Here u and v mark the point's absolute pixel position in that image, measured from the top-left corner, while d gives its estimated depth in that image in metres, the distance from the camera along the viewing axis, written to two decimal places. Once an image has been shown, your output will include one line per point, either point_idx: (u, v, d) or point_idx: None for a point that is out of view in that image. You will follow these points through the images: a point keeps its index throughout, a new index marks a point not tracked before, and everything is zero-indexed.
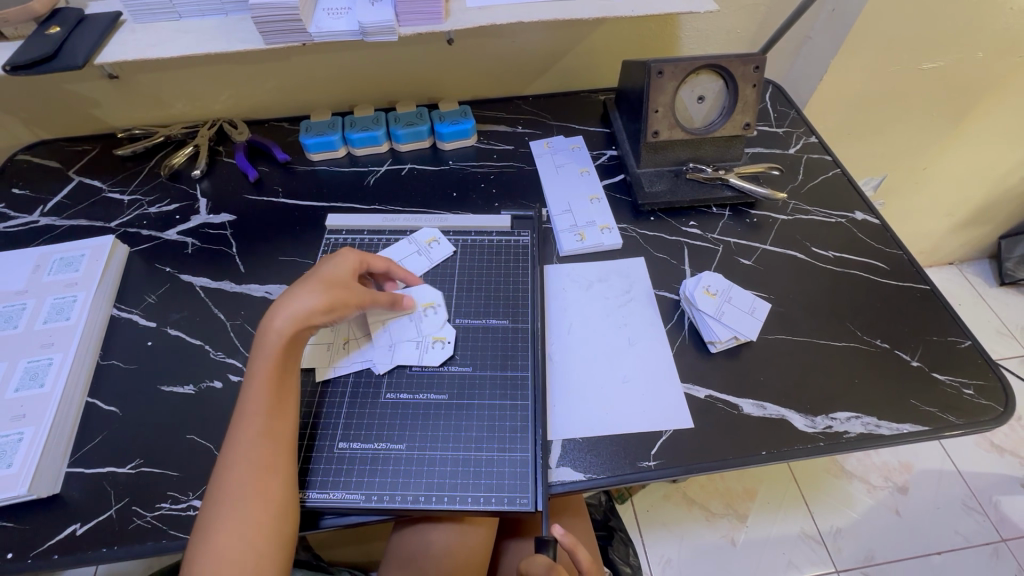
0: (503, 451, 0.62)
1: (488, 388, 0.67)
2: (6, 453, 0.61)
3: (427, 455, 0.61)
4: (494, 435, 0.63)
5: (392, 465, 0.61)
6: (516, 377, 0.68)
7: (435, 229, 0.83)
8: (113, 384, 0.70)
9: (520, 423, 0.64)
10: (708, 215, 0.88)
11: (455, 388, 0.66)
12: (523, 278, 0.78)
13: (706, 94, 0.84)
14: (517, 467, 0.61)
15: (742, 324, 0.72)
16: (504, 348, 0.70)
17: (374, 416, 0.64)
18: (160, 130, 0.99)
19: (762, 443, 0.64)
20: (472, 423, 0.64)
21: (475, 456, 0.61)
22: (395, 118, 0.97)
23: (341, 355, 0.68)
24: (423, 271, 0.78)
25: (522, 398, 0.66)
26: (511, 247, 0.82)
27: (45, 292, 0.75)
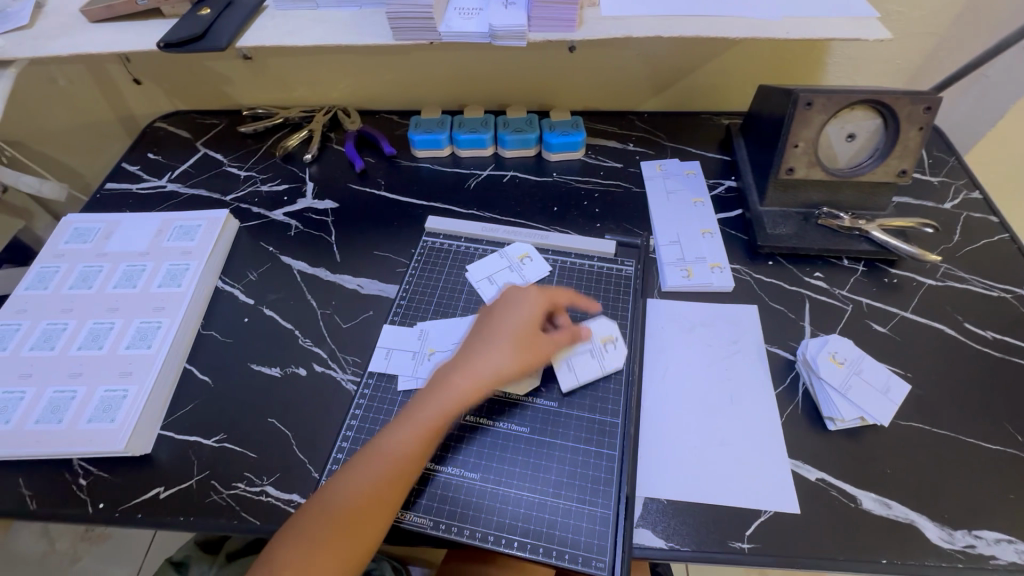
0: (584, 504, 0.57)
1: (574, 429, 0.62)
2: (112, 407, 0.65)
3: (502, 491, 0.58)
4: (574, 483, 0.58)
5: (463, 493, 0.58)
6: (604, 422, 0.62)
7: (530, 245, 0.80)
8: (210, 354, 0.73)
9: (605, 476, 0.59)
10: (837, 268, 0.77)
11: (539, 422, 0.63)
12: (620, 311, 0.72)
13: (858, 133, 0.74)
14: (595, 524, 0.56)
15: (872, 404, 0.63)
16: (593, 386, 0.65)
17: (449, 435, 0.62)
18: (281, 112, 1.04)
19: (882, 549, 0.55)
20: (553, 465, 0.60)
21: (552, 504, 0.57)
22: (504, 123, 0.95)
23: (425, 365, 0.68)
24: (516, 289, 0.75)
25: (609, 447, 0.61)
26: (610, 275, 0.77)
27: (163, 257, 0.80)
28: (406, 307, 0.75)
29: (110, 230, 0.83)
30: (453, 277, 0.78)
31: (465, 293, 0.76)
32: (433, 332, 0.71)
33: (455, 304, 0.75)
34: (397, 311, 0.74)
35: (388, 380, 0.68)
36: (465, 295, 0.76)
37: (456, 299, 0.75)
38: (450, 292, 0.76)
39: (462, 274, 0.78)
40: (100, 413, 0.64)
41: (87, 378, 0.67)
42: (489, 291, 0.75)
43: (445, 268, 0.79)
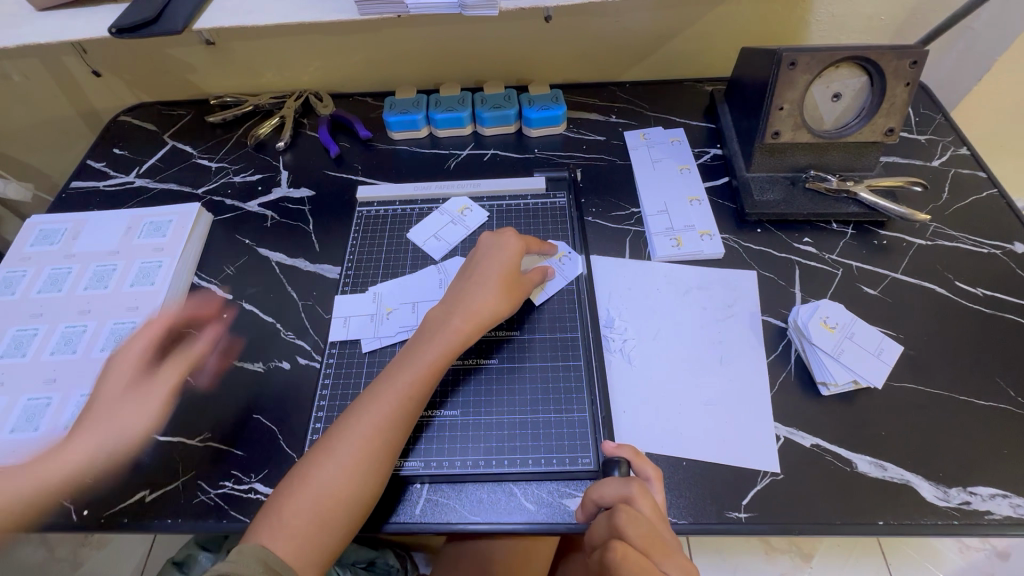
0: (560, 411, 0.62)
1: (540, 350, 0.67)
2: (89, 412, 0.62)
3: (483, 420, 0.62)
4: (549, 396, 0.63)
5: (448, 430, 0.61)
6: (566, 338, 0.68)
7: (466, 197, 0.81)
8: (189, 352, 0.71)
9: (575, 383, 0.64)
10: (826, 231, 0.76)
11: (505, 352, 0.67)
12: (565, 258, 0.74)
13: (844, 92, 0.72)
14: (576, 427, 0.61)
15: (866, 367, 0.62)
16: (555, 311, 0.70)
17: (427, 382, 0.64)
18: (250, 99, 1.00)
19: (878, 510, 0.55)
20: (526, 387, 0.64)
21: (533, 419, 0.62)
22: (482, 99, 0.92)
23: (385, 324, 0.70)
24: (460, 239, 0.77)
25: (574, 360, 0.66)
26: (548, 209, 0.80)
27: (134, 255, 0.76)
28: (356, 275, 0.75)
29: (77, 230, 0.80)
30: (398, 239, 0.79)
31: (411, 251, 0.77)
32: (387, 292, 0.73)
33: (403, 263, 0.76)
34: (346, 282, 0.75)
35: (350, 347, 0.69)
36: (413, 253, 0.77)
37: (405, 255, 0.77)
38: (397, 253, 0.77)
39: (405, 236, 0.79)
40: None
41: (62, 384, 0.65)
42: (436, 247, 0.77)
43: (386, 235, 0.79)
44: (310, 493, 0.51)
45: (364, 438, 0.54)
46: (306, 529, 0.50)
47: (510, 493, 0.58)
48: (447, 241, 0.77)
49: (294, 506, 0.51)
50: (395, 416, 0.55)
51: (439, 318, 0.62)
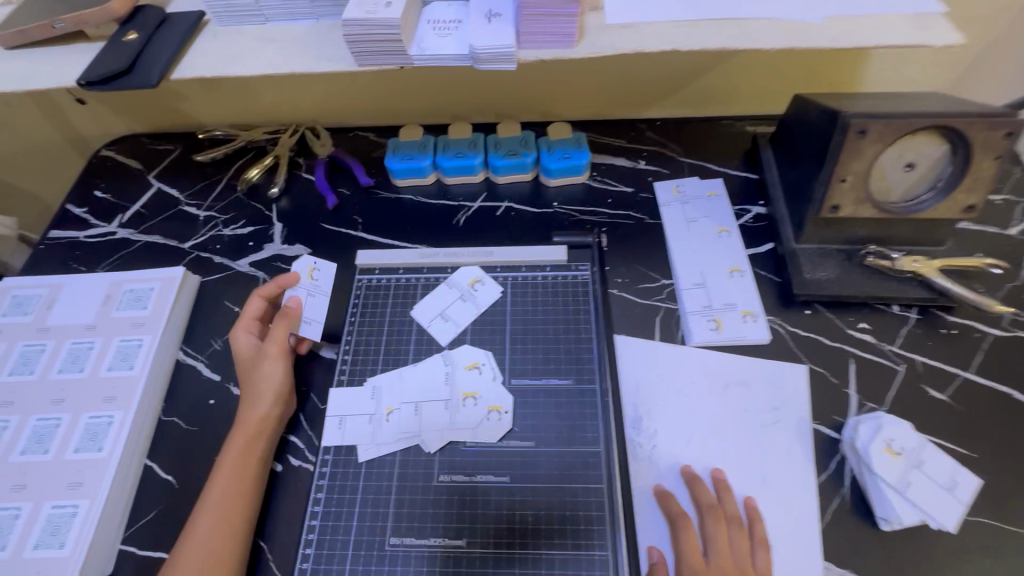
0: (579, 550, 0.51)
1: (556, 466, 0.55)
2: (60, 528, 0.57)
3: (491, 553, 0.51)
4: (566, 528, 0.52)
5: (451, 563, 0.51)
6: (586, 454, 0.56)
7: (477, 266, 0.69)
8: (172, 447, 0.64)
9: (596, 513, 0.53)
10: (885, 316, 0.67)
11: (517, 468, 0.55)
12: (584, 351, 0.62)
13: (919, 162, 0.62)
14: (596, 570, 0.51)
15: (935, 501, 0.54)
16: (571, 416, 0.58)
17: (425, 505, 0.54)
18: (242, 135, 0.91)
19: None
20: (539, 513, 0.53)
21: (545, 556, 0.51)
22: (496, 143, 0.82)
23: (384, 428, 0.58)
24: (470, 322, 0.64)
25: (595, 479, 0.55)
26: (567, 284, 0.67)
27: (112, 332, 0.69)
28: (353, 360, 0.63)
29: (52, 297, 0.73)
30: (399, 316, 0.66)
31: (414, 334, 0.65)
32: (388, 386, 0.60)
33: (406, 348, 0.63)
34: (342, 369, 0.63)
35: (348, 453, 0.58)
36: (416, 337, 0.64)
37: (405, 339, 0.64)
38: (398, 334, 0.65)
39: (408, 313, 0.66)
40: (48, 537, 0.56)
41: (32, 491, 0.59)
42: (443, 330, 0.64)
43: (387, 310, 0.67)
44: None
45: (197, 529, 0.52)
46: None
47: None
48: (456, 322, 0.64)
49: None
50: (219, 500, 0.53)
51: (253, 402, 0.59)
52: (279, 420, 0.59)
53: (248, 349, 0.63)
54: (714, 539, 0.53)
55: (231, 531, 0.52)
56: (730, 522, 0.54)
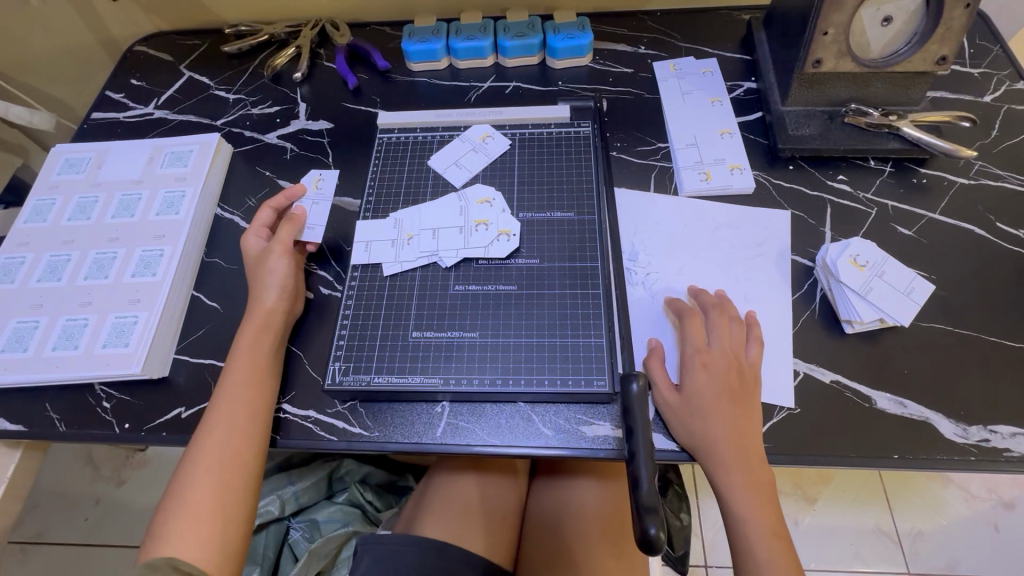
0: (577, 336, 0.59)
1: (559, 277, 0.62)
2: (124, 332, 0.65)
3: (500, 341, 0.59)
4: (567, 322, 0.60)
5: (466, 349, 0.59)
6: (585, 267, 0.63)
7: (488, 124, 0.75)
8: (216, 280, 0.72)
9: (594, 311, 0.60)
10: (863, 169, 0.73)
11: (524, 279, 0.63)
12: (585, 191, 0.69)
13: (896, 15, 0.66)
14: (591, 351, 0.58)
15: (894, 305, 0.60)
16: (572, 239, 0.65)
17: (443, 306, 0.62)
18: (265, 27, 0.97)
19: (894, 445, 0.56)
20: (543, 312, 0.61)
21: (550, 343, 0.59)
22: (505, 27, 0.87)
23: (405, 250, 0.65)
24: (482, 168, 0.71)
25: (594, 286, 0.62)
26: (571, 138, 0.74)
27: (157, 185, 0.77)
28: (376, 200, 0.70)
29: (100, 159, 0.80)
30: (417, 167, 0.73)
31: (431, 179, 0.71)
32: (408, 218, 0.67)
33: (424, 190, 0.70)
34: (367, 207, 0.70)
35: (373, 271, 0.65)
36: (433, 179, 0.71)
37: (423, 183, 0.71)
38: (416, 179, 0.72)
39: (426, 163, 0.73)
40: (114, 338, 0.65)
41: (97, 306, 0.67)
42: (457, 175, 0.71)
43: (406, 161, 0.73)
44: (206, 465, 0.54)
45: (219, 410, 0.57)
46: (209, 508, 0.53)
47: (521, 412, 0.59)
48: (469, 169, 0.71)
49: (183, 516, 0.53)
50: (239, 387, 0.58)
51: (259, 301, 0.62)
52: (284, 317, 0.63)
53: (257, 249, 0.67)
54: (718, 329, 0.60)
55: (253, 415, 0.57)
56: (732, 317, 0.61)
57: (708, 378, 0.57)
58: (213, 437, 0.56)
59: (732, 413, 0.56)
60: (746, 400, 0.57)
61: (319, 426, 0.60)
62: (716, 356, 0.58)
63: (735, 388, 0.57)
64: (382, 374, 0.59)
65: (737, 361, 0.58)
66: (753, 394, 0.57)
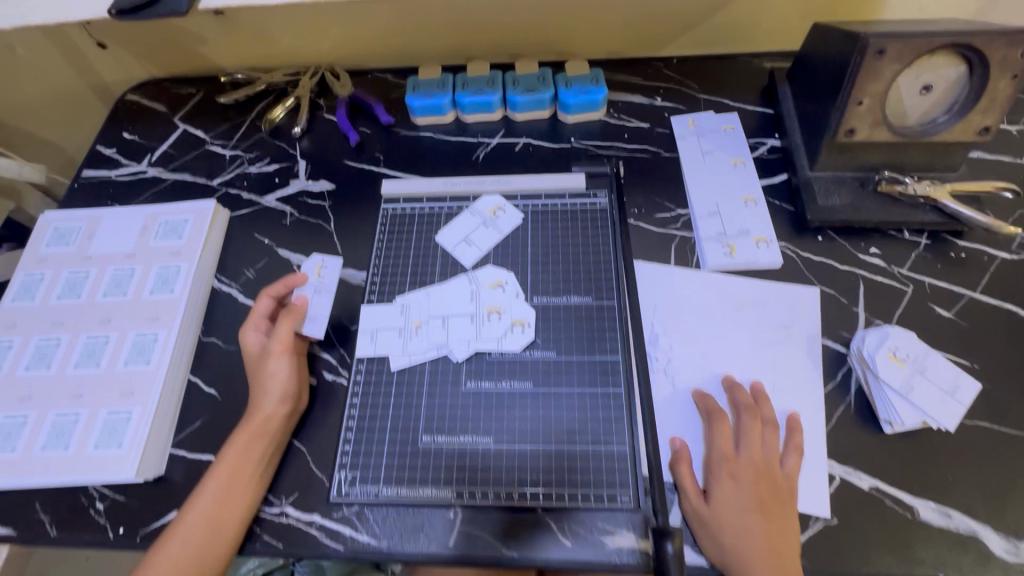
0: (599, 445, 0.56)
1: (577, 373, 0.59)
2: (117, 431, 0.62)
3: (515, 448, 0.56)
4: (587, 426, 0.56)
5: (479, 458, 0.56)
6: (605, 362, 0.59)
7: (499, 194, 0.71)
8: (213, 364, 0.69)
9: (616, 413, 0.57)
10: (896, 241, 0.69)
11: (541, 374, 0.59)
12: (602, 272, 0.65)
13: (936, 83, 0.62)
14: (614, 462, 0.55)
15: (937, 405, 0.56)
16: (590, 329, 0.61)
17: (455, 406, 0.58)
18: (262, 76, 0.92)
19: (941, 563, 0.52)
20: (562, 414, 0.57)
21: (569, 450, 0.56)
22: (514, 80, 0.83)
23: (414, 341, 0.62)
24: (493, 245, 0.67)
25: (614, 385, 0.58)
26: (587, 211, 0.70)
27: (151, 259, 0.73)
28: (382, 281, 0.66)
29: (92, 229, 0.76)
30: (424, 243, 0.69)
31: (440, 257, 0.68)
32: (416, 304, 0.64)
33: (432, 270, 0.67)
34: (372, 289, 0.66)
35: (380, 364, 0.61)
36: (441, 258, 0.67)
37: (431, 261, 0.67)
38: (424, 258, 0.68)
39: (433, 239, 0.69)
40: (107, 438, 0.61)
41: (89, 399, 0.64)
42: (467, 253, 0.67)
43: (412, 236, 0.69)
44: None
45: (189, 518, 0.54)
46: None
47: (539, 521, 0.54)
48: (479, 246, 0.67)
49: None
50: (215, 496, 0.55)
51: (259, 404, 0.59)
52: (286, 421, 0.59)
53: (256, 347, 0.63)
54: (748, 434, 0.57)
55: (219, 529, 0.54)
56: (766, 422, 0.58)
57: (734, 491, 0.54)
58: (172, 549, 0.53)
59: (767, 530, 0.52)
60: (779, 519, 0.53)
61: (324, 532, 0.56)
62: (743, 465, 0.55)
63: (767, 502, 0.54)
64: (391, 484, 0.56)
65: (769, 471, 0.55)
66: (789, 513, 0.53)
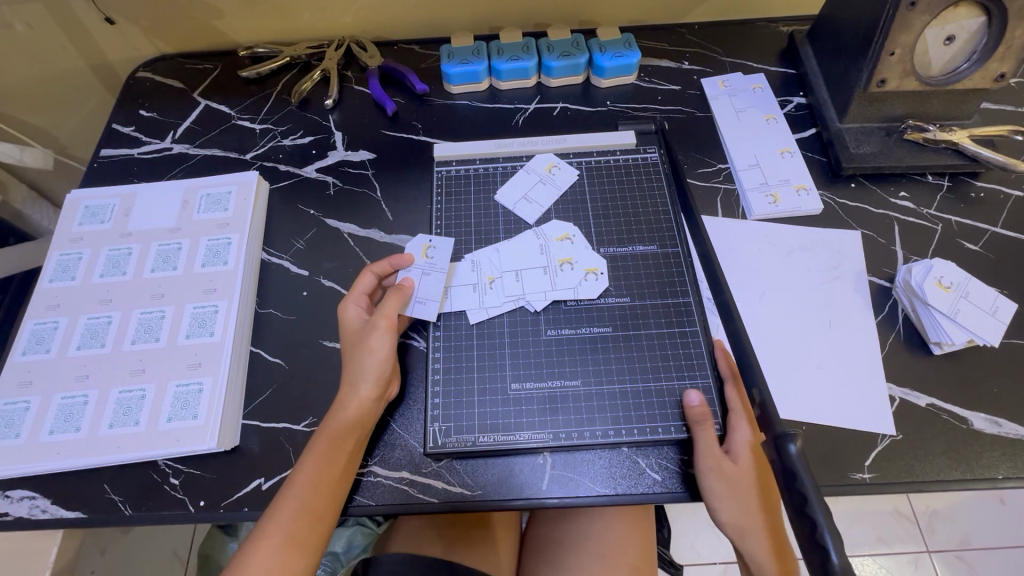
0: (684, 379, 0.58)
1: (653, 317, 0.62)
2: (189, 403, 0.60)
3: (604, 389, 0.58)
4: (669, 363, 0.59)
5: (572, 401, 0.58)
6: (679, 305, 0.62)
7: (552, 153, 0.73)
8: (275, 335, 0.67)
9: (696, 352, 0.60)
10: (922, 185, 0.74)
11: (619, 319, 0.62)
12: (663, 221, 0.68)
13: (958, 35, 0.67)
14: (700, 395, 0.58)
15: (981, 326, 0.62)
16: (660, 276, 0.64)
17: (539, 354, 0.60)
18: (285, 50, 0.90)
19: (996, 465, 0.57)
20: (644, 353, 0.60)
21: (657, 388, 0.58)
22: (548, 46, 0.84)
23: (490, 294, 0.63)
24: (554, 201, 0.69)
25: (689, 324, 0.61)
26: (639, 166, 0.73)
27: (198, 233, 0.71)
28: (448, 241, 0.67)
29: (127, 205, 0.74)
30: (483, 203, 0.70)
31: (502, 215, 0.69)
32: (486, 259, 0.65)
33: (496, 228, 0.68)
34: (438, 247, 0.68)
35: (457, 318, 0.63)
36: (503, 217, 0.69)
37: (493, 222, 0.69)
38: (486, 217, 0.69)
39: (493, 198, 0.70)
40: (179, 411, 0.60)
41: (152, 375, 0.62)
42: (528, 209, 0.69)
43: (471, 196, 0.71)
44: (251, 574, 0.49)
45: (281, 516, 0.51)
46: None
47: (631, 461, 0.56)
48: (540, 203, 0.69)
49: None
50: (307, 489, 0.52)
51: (348, 394, 0.56)
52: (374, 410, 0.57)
53: (357, 323, 0.60)
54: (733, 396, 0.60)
55: (314, 521, 0.52)
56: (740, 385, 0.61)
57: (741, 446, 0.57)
58: (267, 542, 0.50)
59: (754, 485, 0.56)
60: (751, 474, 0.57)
61: (418, 489, 0.56)
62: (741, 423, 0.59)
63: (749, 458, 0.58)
64: (489, 431, 0.57)
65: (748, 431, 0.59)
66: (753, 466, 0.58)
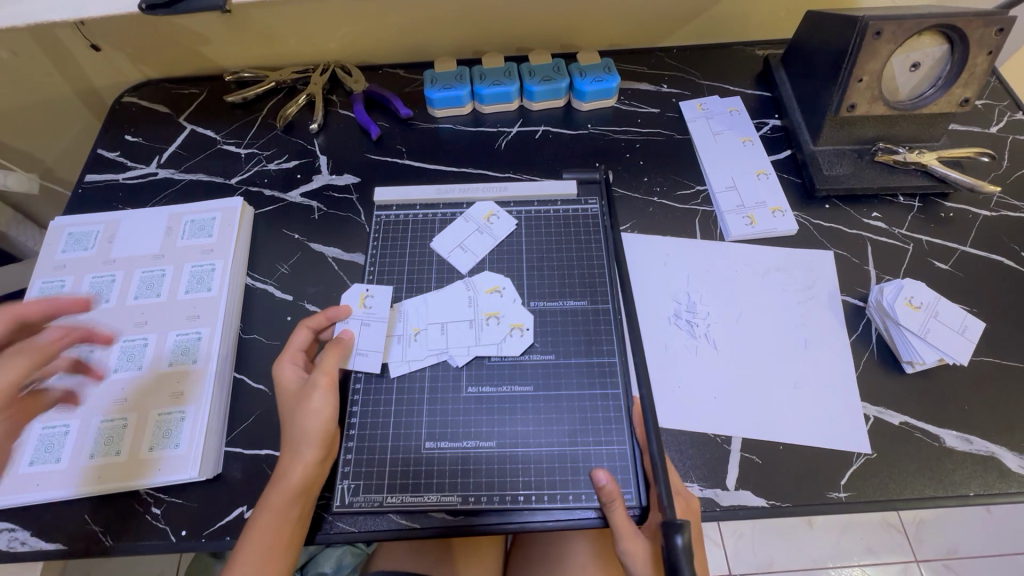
0: (599, 444, 0.60)
1: (575, 375, 0.64)
2: (172, 431, 0.60)
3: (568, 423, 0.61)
4: (587, 428, 0.61)
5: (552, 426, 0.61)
6: (602, 364, 0.65)
7: (492, 201, 0.77)
8: (259, 360, 0.68)
9: (614, 414, 0.62)
10: (894, 205, 0.76)
11: (540, 378, 0.64)
12: (595, 276, 0.71)
13: (923, 61, 0.70)
14: (612, 461, 0.60)
15: (950, 344, 0.63)
16: (587, 332, 0.67)
17: (453, 412, 0.62)
18: (271, 75, 0.91)
19: (969, 482, 0.58)
20: (563, 416, 0.62)
21: (572, 452, 0.60)
22: (530, 71, 0.86)
23: (413, 348, 0.66)
24: (488, 251, 0.73)
25: (611, 386, 0.64)
26: (579, 217, 0.76)
27: (182, 259, 0.72)
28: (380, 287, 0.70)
29: (112, 232, 0.74)
30: (419, 251, 0.74)
31: (435, 265, 0.73)
32: (414, 311, 0.68)
33: (428, 279, 0.71)
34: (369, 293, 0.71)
35: (378, 380, 0.64)
36: (436, 266, 0.73)
37: (426, 273, 0.72)
38: (421, 265, 0.72)
39: (428, 245, 0.74)
40: (161, 439, 0.60)
41: (135, 403, 0.62)
42: (462, 259, 0.72)
43: (407, 243, 0.75)
44: None
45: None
46: None
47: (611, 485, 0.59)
48: (473, 252, 0.73)
49: None
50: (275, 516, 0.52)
51: (303, 427, 0.56)
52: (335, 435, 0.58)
53: (295, 381, 0.60)
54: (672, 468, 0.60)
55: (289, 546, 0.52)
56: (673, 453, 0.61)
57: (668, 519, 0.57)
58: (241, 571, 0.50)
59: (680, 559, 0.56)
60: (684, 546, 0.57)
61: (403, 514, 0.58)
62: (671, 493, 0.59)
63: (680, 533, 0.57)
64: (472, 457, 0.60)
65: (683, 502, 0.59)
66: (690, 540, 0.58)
